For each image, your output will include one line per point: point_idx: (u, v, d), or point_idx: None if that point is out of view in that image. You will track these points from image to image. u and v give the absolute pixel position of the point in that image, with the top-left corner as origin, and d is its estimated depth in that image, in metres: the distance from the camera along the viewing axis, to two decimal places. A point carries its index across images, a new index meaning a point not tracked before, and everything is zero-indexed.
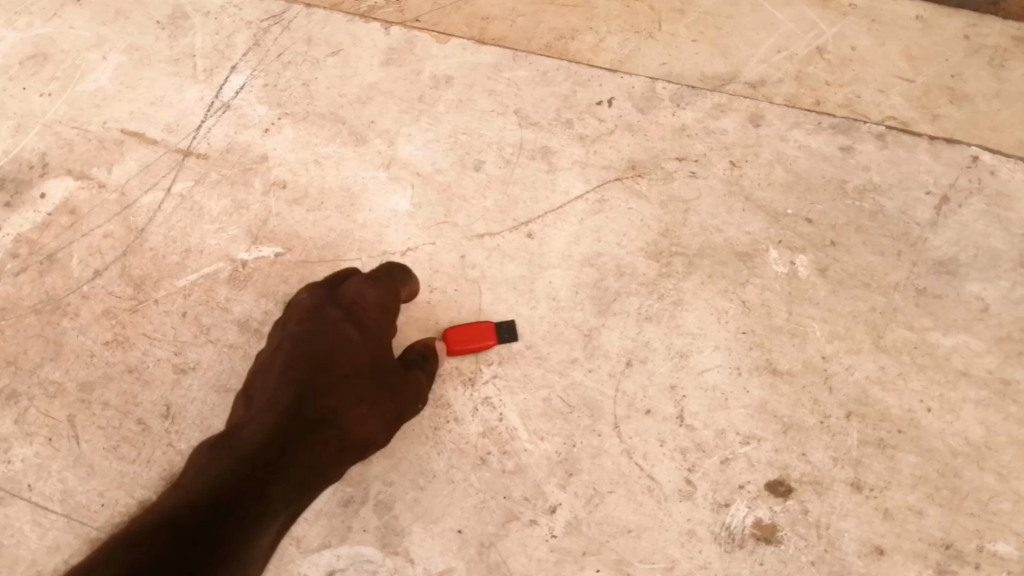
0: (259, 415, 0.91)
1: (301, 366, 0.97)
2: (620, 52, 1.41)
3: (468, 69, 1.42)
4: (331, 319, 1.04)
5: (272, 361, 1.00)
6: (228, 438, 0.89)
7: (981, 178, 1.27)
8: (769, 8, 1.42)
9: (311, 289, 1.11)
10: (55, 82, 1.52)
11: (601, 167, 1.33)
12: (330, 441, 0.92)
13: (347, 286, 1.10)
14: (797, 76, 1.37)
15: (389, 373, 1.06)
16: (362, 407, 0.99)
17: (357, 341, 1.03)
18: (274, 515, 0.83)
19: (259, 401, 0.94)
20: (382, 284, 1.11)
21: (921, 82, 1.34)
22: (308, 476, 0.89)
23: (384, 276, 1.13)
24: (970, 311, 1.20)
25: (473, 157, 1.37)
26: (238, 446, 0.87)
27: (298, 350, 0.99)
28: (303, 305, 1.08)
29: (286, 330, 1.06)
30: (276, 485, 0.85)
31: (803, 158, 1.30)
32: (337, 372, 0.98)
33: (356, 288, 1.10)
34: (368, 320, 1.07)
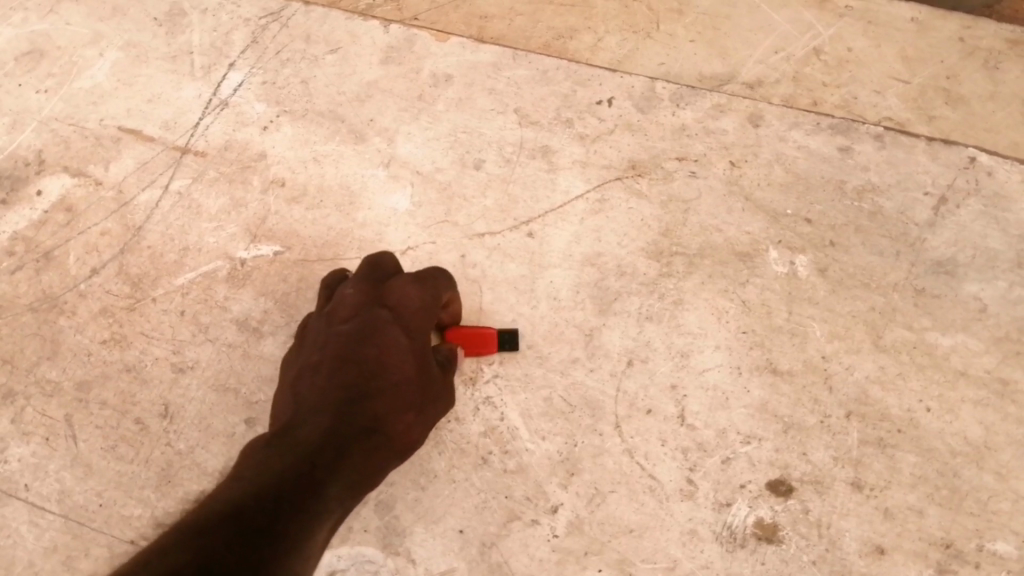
0: (313, 417, 0.92)
1: (351, 370, 0.98)
2: (618, 52, 1.42)
3: (467, 68, 1.42)
4: (379, 320, 1.04)
5: (320, 360, 1.00)
6: (282, 436, 0.90)
7: (979, 179, 1.28)
8: (767, 10, 1.43)
9: (353, 281, 1.10)
10: (52, 79, 1.51)
11: (602, 166, 1.33)
12: (379, 447, 0.94)
13: (392, 284, 1.08)
14: (795, 77, 1.38)
15: (432, 378, 1.06)
16: (409, 413, 1.00)
17: (405, 344, 1.03)
18: (329, 517, 0.85)
19: (310, 401, 0.95)
20: (427, 288, 1.10)
21: (916, 83, 1.35)
22: (358, 481, 0.91)
23: (430, 281, 1.11)
24: (969, 312, 1.21)
25: (473, 156, 1.36)
26: (296, 444, 0.88)
27: (346, 352, 1.00)
28: (347, 299, 1.08)
29: (330, 325, 1.05)
30: (332, 488, 0.86)
31: (803, 158, 1.30)
32: (386, 376, 0.99)
33: (402, 289, 1.08)
34: (415, 323, 1.06)
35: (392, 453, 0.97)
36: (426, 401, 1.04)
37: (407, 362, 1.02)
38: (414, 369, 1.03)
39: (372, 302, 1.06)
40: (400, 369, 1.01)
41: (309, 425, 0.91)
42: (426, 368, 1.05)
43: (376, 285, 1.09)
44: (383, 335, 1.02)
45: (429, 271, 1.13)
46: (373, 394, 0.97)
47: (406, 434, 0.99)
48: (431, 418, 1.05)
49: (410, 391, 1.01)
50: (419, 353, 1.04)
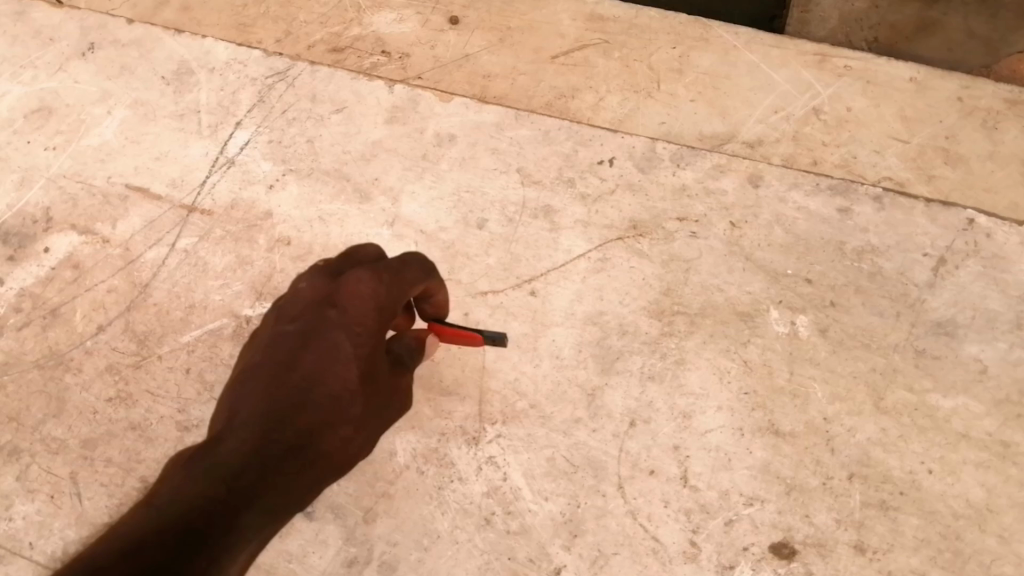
0: (241, 431, 0.87)
1: (290, 379, 0.91)
2: (619, 111, 1.46)
3: (471, 128, 1.44)
4: (326, 322, 0.93)
5: (263, 360, 0.93)
6: (204, 450, 0.84)
7: (977, 240, 1.28)
8: (765, 70, 1.47)
9: (309, 275, 0.98)
10: (60, 136, 1.53)
11: (603, 226, 1.35)
12: (308, 467, 0.89)
13: (348, 277, 0.94)
14: (795, 136, 1.41)
15: (381, 384, 0.98)
16: (347, 428, 0.94)
17: (353, 350, 0.93)
18: (245, 547, 0.80)
19: (242, 410, 0.89)
20: (388, 284, 0.94)
21: (916, 143, 1.38)
22: (282, 504, 0.86)
23: (397, 272, 0.96)
24: (969, 373, 1.21)
25: (477, 215, 1.38)
26: (218, 463, 0.82)
27: (286, 357, 0.92)
28: (300, 295, 0.97)
29: (281, 320, 0.96)
30: (249, 516, 0.80)
31: (803, 219, 1.31)
32: (325, 388, 0.92)
33: (353, 283, 0.93)
34: (367, 327, 0.94)
35: (324, 472, 0.92)
36: (370, 412, 0.97)
37: (351, 371, 0.93)
38: (360, 379, 0.94)
39: (323, 300, 0.95)
40: (343, 379, 0.93)
41: (234, 441, 0.85)
42: (377, 376, 0.98)
43: (331, 279, 0.97)
44: (326, 341, 0.93)
45: (403, 258, 0.98)
46: (306, 406, 0.90)
47: (343, 450, 0.94)
48: (376, 428, 1.00)
49: (351, 404, 0.94)
50: (370, 361, 0.95)
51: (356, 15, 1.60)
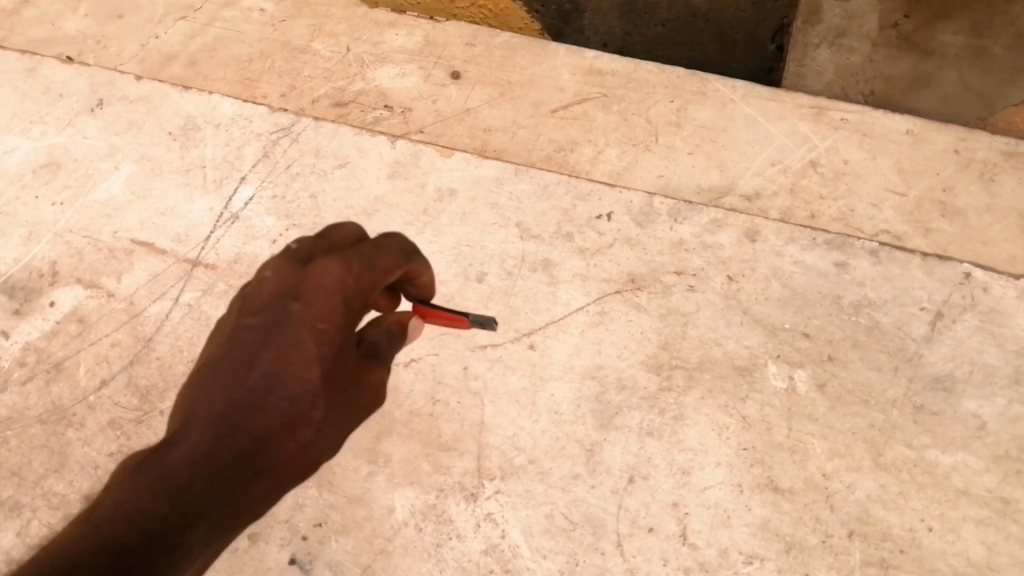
0: (194, 436, 0.91)
1: (248, 379, 0.93)
2: (617, 164, 1.48)
3: (471, 182, 1.46)
4: (290, 318, 0.94)
5: (223, 354, 0.95)
6: (157, 457, 0.89)
7: (974, 294, 1.28)
8: (763, 123, 1.48)
9: (275, 261, 0.98)
10: (67, 191, 1.56)
11: (601, 280, 1.36)
12: (264, 472, 0.93)
13: (315, 266, 0.94)
14: (791, 189, 1.43)
15: (347, 379, 0.99)
16: (309, 428, 0.96)
17: (315, 349, 0.94)
18: (184, 562, 0.87)
19: (200, 410, 0.93)
20: (354, 280, 0.94)
21: (912, 196, 1.39)
22: (233, 509, 0.91)
23: (369, 260, 0.95)
24: (968, 429, 1.21)
25: (476, 269, 1.39)
26: (165, 477, 0.87)
27: (248, 354, 0.94)
28: (264, 284, 0.97)
29: (245, 309, 0.97)
30: (191, 533, 0.87)
31: (800, 273, 1.32)
32: (285, 388, 0.94)
33: (318, 278, 0.94)
34: (331, 324, 0.95)
35: (284, 472, 0.95)
36: (335, 408, 0.99)
37: (313, 370, 0.95)
38: (322, 377, 0.96)
39: (286, 294, 0.95)
40: (303, 379, 0.94)
41: (186, 448, 0.90)
42: (343, 371, 0.98)
43: (297, 267, 0.96)
44: (288, 335, 0.94)
45: (375, 245, 0.96)
46: (264, 407, 0.93)
47: (305, 450, 0.97)
48: (345, 422, 1.01)
49: (312, 403, 0.96)
50: (334, 358, 0.96)
51: (360, 71, 1.63)
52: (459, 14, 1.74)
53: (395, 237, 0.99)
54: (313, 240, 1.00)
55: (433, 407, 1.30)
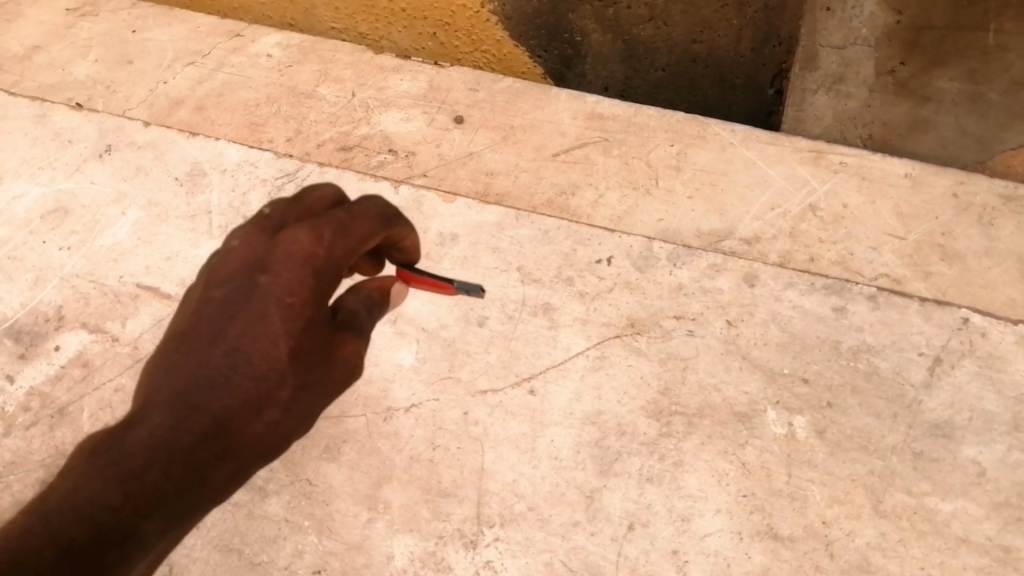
0: (158, 413, 0.94)
1: (213, 356, 0.96)
2: (617, 208, 1.48)
3: (472, 227, 1.48)
4: (257, 291, 0.96)
5: (191, 325, 0.99)
6: (121, 434, 0.94)
7: (973, 340, 1.29)
8: (762, 167, 1.49)
9: (244, 230, 1.01)
10: (74, 236, 1.58)
11: (601, 324, 1.36)
12: (226, 454, 0.96)
13: (284, 234, 0.97)
14: (791, 233, 1.43)
15: (325, 356, 1.01)
16: (275, 408, 0.98)
17: (281, 325, 0.96)
18: (141, 553, 0.91)
19: (164, 387, 0.95)
20: (326, 249, 0.96)
21: (911, 240, 1.39)
22: (192, 497, 0.95)
23: (345, 227, 0.96)
24: (968, 476, 1.21)
25: (477, 312, 1.40)
26: (125, 456, 0.92)
27: (216, 330, 0.97)
28: (231, 253, 1.00)
29: (214, 280, 1.01)
30: (149, 524, 0.91)
31: (798, 318, 1.33)
32: (250, 366, 0.96)
33: (286, 247, 0.96)
34: (300, 297, 0.96)
35: (249, 454, 0.98)
36: (305, 386, 1.00)
37: (280, 346, 0.96)
38: (289, 354, 0.97)
39: (256, 265, 0.97)
40: (269, 355, 0.96)
41: (147, 427, 0.94)
42: (314, 347, 0.99)
43: (270, 235, 0.99)
44: (255, 310, 0.96)
45: (349, 211, 0.98)
46: (230, 386, 0.95)
47: (274, 429, 0.99)
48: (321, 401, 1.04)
49: (275, 380, 0.97)
50: (300, 335, 0.97)
51: (364, 116, 1.65)
52: (462, 57, 1.83)
53: (370, 202, 1.00)
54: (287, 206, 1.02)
55: (433, 452, 1.30)
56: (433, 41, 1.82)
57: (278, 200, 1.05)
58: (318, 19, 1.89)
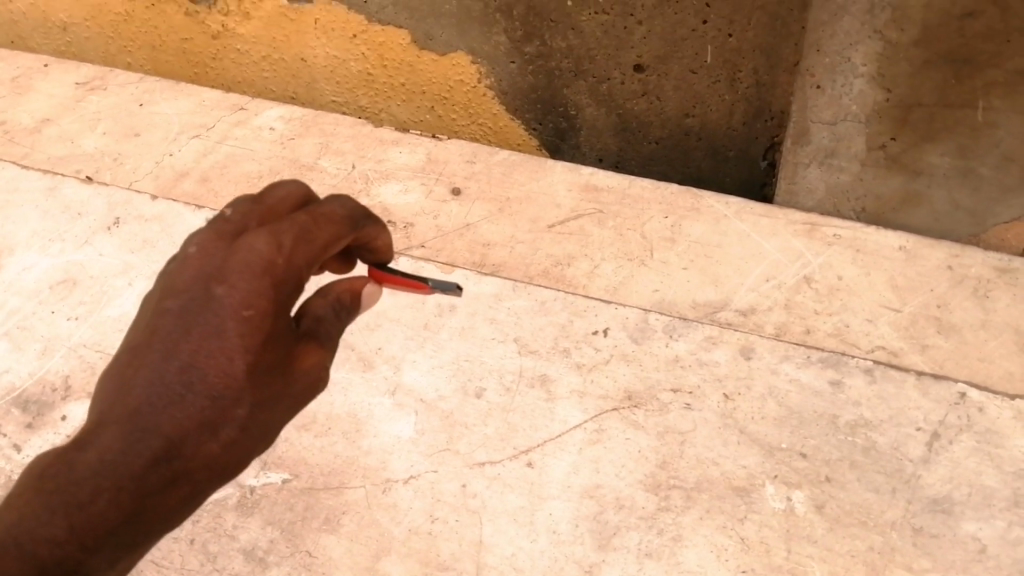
0: (104, 437, 0.79)
1: (164, 373, 0.80)
2: (614, 279, 1.50)
3: (470, 298, 1.50)
4: (211, 299, 0.82)
5: (137, 335, 0.83)
6: (66, 459, 0.80)
7: (970, 415, 1.29)
8: (757, 240, 1.52)
9: (198, 234, 0.87)
10: (82, 306, 1.61)
11: (599, 396, 1.37)
12: (180, 480, 0.83)
13: (243, 240, 0.85)
14: (787, 304, 1.44)
15: (289, 366, 0.89)
16: (234, 427, 0.85)
17: (240, 338, 0.82)
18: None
19: (108, 405, 0.80)
20: (286, 257, 0.86)
21: (907, 311, 1.41)
22: (143, 526, 0.83)
23: (305, 232, 0.89)
24: (969, 552, 1.20)
25: (475, 383, 1.41)
26: (69, 484, 0.79)
27: (165, 342, 0.81)
28: (187, 260, 0.85)
29: (164, 287, 0.85)
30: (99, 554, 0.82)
31: (795, 391, 1.34)
32: (205, 385, 0.81)
33: (246, 254, 0.84)
34: (259, 309, 0.83)
35: (204, 478, 0.85)
36: (268, 403, 0.87)
37: (239, 362, 0.83)
38: (250, 367, 0.83)
39: (211, 269, 0.84)
40: (228, 370, 0.82)
41: (92, 452, 0.79)
42: (275, 359, 0.87)
43: (227, 238, 0.87)
44: (211, 322, 0.82)
45: (312, 215, 0.91)
46: (181, 406, 0.81)
47: (230, 450, 0.85)
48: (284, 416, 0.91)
49: (237, 396, 0.83)
50: (262, 349, 0.84)
51: (364, 187, 1.68)
52: (459, 128, 1.94)
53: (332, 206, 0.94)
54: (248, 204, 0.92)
55: (432, 525, 1.30)
56: (431, 113, 1.94)
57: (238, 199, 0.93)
58: (321, 94, 2.00)
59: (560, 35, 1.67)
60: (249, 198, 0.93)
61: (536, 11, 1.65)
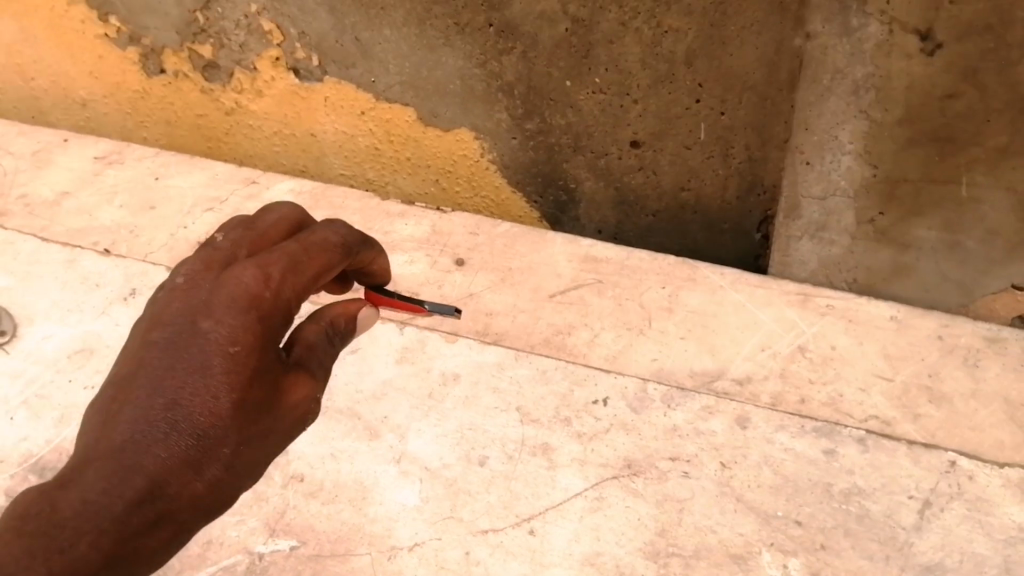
0: (92, 476, 0.92)
1: (153, 408, 0.95)
2: (612, 348, 1.55)
3: (474, 367, 1.54)
4: (200, 340, 0.98)
5: (129, 372, 0.98)
6: (51, 497, 0.93)
7: (961, 482, 1.34)
8: (752, 310, 1.57)
9: (191, 268, 1.05)
10: (98, 375, 1.65)
11: (599, 464, 1.41)
12: (163, 517, 0.95)
13: (233, 271, 1.02)
14: (782, 373, 1.48)
15: (276, 402, 1.02)
16: (217, 463, 0.98)
17: (223, 375, 0.97)
18: None
19: (98, 442, 0.94)
20: (274, 289, 1.02)
21: (899, 381, 1.45)
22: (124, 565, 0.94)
23: (296, 261, 1.06)
24: None
25: (478, 452, 1.45)
26: (54, 526, 0.91)
27: (153, 380, 0.96)
28: (177, 292, 1.03)
29: (154, 322, 1.01)
30: None
31: (790, 460, 1.38)
32: (190, 422, 0.95)
33: (233, 289, 1.00)
34: (242, 345, 0.99)
35: (188, 517, 0.97)
36: (249, 441, 1.00)
37: (222, 400, 0.97)
38: (233, 405, 0.97)
39: (199, 311, 1.00)
40: (211, 409, 0.96)
41: (78, 492, 0.92)
42: (262, 397, 1.00)
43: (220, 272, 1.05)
44: (196, 361, 0.97)
45: (302, 246, 1.08)
46: (166, 442, 0.94)
47: (214, 486, 0.98)
48: (269, 451, 1.05)
49: (219, 432, 0.97)
50: (244, 389, 0.98)
51: None
52: (464, 200, 2.00)
53: (326, 234, 1.11)
54: (242, 238, 1.11)
55: None
56: (437, 186, 2.00)
57: (234, 230, 1.13)
58: (331, 167, 2.07)
59: (559, 113, 1.74)
60: (251, 229, 1.13)
61: (537, 90, 1.72)
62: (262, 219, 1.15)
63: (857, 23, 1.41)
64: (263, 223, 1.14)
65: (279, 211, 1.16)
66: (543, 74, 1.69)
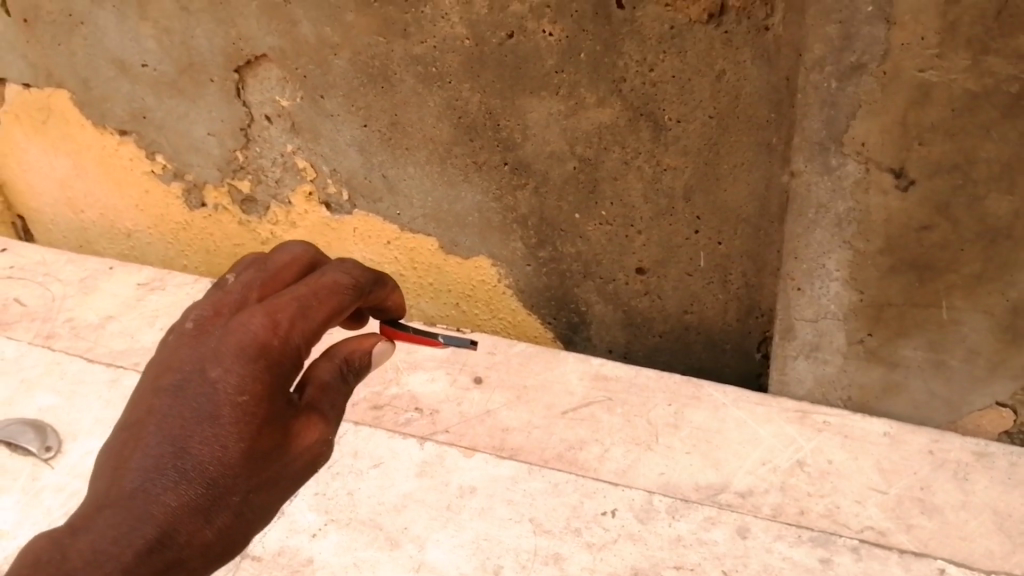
0: (104, 524, 0.99)
1: (163, 455, 1.02)
2: (622, 462, 1.65)
3: (489, 479, 1.63)
4: (210, 388, 1.06)
5: (139, 417, 1.06)
6: (62, 546, 0.99)
7: None
8: (753, 426, 1.69)
9: (202, 313, 1.15)
10: None
11: (607, 572, 1.48)
12: (174, 562, 1.02)
13: (242, 319, 1.11)
14: (782, 486, 1.59)
15: (286, 448, 1.11)
16: (226, 510, 1.06)
17: (231, 425, 1.05)
18: None
19: (111, 489, 1.02)
20: (283, 336, 1.11)
21: (893, 493, 1.57)
22: None
23: (305, 305, 1.14)
24: None
25: (493, 561, 1.51)
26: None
27: (163, 429, 1.04)
28: (188, 340, 1.11)
29: (165, 368, 1.10)
30: None
31: (788, 568, 1.46)
32: (200, 470, 1.03)
33: (244, 338, 1.09)
34: (250, 395, 1.06)
35: (197, 563, 1.05)
36: (258, 487, 1.09)
37: (230, 449, 1.05)
38: (241, 453, 1.06)
39: (207, 359, 1.08)
40: (219, 458, 1.04)
41: (89, 541, 0.98)
42: (270, 445, 1.08)
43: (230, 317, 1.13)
44: (205, 411, 1.05)
45: (312, 290, 1.17)
46: (177, 490, 1.02)
47: (224, 529, 1.07)
48: (275, 496, 1.13)
49: (227, 480, 1.05)
50: (253, 438, 1.06)
51: (394, 376, 1.85)
52: (483, 323, 2.14)
53: (336, 277, 1.20)
54: (253, 281, 1.20)
55: None
56: (457, 308, 2.14)
57: (247, 270, 1.22)
58: None
59: (570, 242, 1.89)
60: (263, 269, 1.22)
61: (548, 221, 1.88)
62: (274, 259, 1.24)
63: (836, 162, 1.51)
64: (276, 261, 1.23)
65: (291, 253, 1.25)
66: (554, 209, 1.85)
